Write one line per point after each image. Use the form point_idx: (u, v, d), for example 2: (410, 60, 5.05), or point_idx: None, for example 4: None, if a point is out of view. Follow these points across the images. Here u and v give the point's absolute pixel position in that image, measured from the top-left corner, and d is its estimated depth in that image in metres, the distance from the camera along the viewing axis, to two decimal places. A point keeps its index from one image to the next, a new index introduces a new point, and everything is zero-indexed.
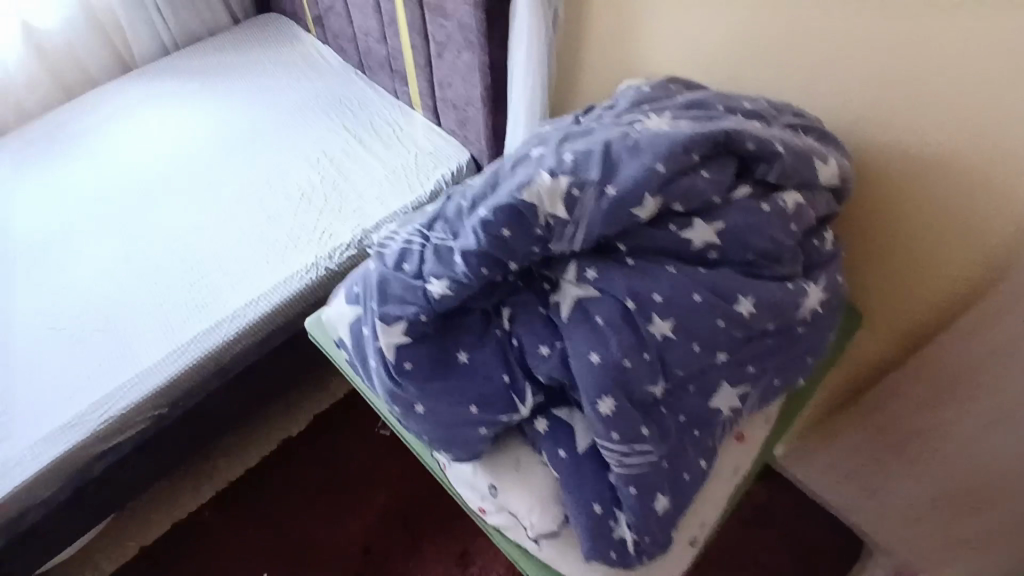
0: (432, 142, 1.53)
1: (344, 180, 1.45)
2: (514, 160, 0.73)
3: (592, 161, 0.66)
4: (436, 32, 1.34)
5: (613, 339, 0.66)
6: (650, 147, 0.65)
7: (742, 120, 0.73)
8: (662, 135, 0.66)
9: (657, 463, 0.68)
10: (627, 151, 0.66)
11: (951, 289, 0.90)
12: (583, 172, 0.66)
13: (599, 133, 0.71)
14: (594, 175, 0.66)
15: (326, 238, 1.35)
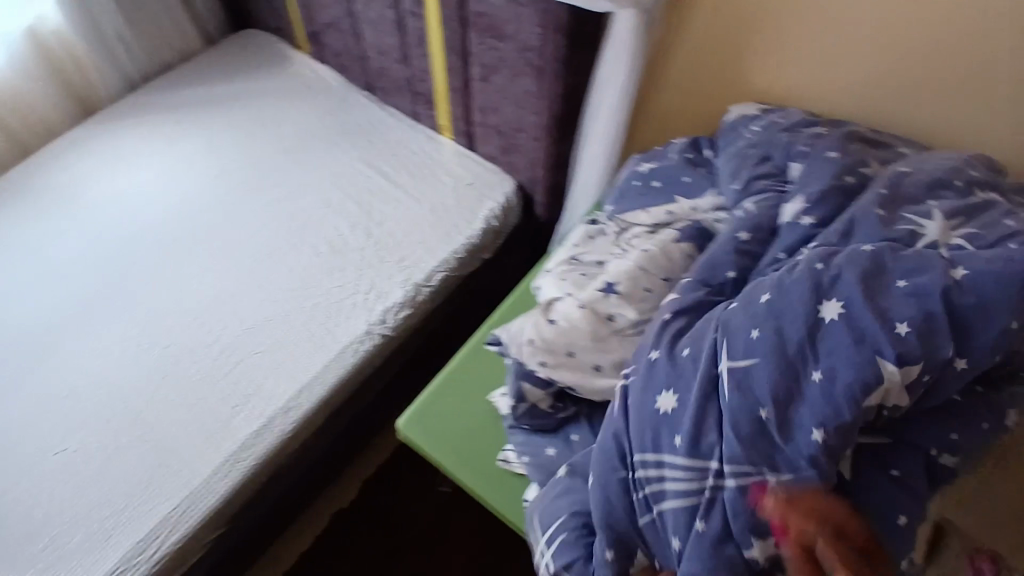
0: (469, 171, 1.34)
1: (376, 227, 1.28)
2: (803, 321, 0.64)
3: (943, 335, 0.61)
4: (483, 55, 1.16)
5: (918, 490, 0.65)
6: (997, 304, 0.61)
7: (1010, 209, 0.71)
8: (997, 275, 0.62)
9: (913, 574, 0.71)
10: (961, 309, 0.62)
11: None
12: (928, 340, 0.61)
13: (898, 268, 0.65)
14: (944, 345, 0.61)
15: (375, 298, 1.21)
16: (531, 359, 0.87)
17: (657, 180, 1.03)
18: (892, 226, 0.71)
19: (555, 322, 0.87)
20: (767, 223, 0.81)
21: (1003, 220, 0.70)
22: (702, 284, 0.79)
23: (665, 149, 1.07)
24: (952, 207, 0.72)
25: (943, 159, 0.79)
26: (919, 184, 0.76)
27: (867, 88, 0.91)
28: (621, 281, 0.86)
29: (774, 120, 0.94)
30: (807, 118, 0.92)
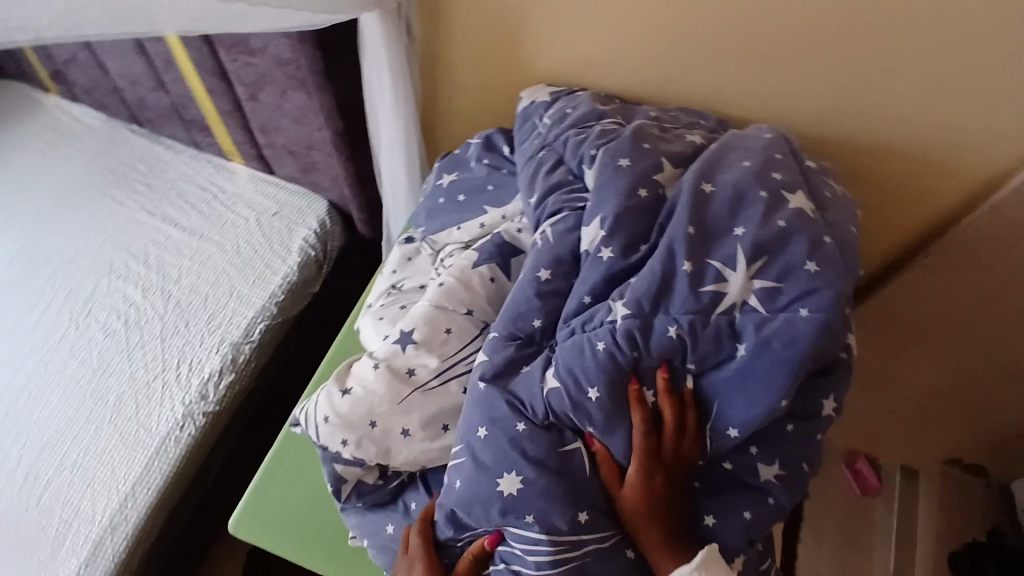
0: (271, 199, 1.19)
1: (176, 286, 1.12)
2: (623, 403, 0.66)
3: (740, 413, 0.64)
4: (240, 73, 0.99)
5: (754, 496, 0.69)
6: (782, 367, 0.62)
7: (798, 219, 0.67)
8: (788, 346, 0.62)
9: (766, 553, 0.76)
10: (747, 391, 0.63)
11: (955, 194, 0.88)
12: (721, 419, 0.65)
13: (697, 349, 0.64)
14: (733, 425, 0.65)
15: (189, 371, 1.06)
16: (332, 441, 0.72)
17: (462, 194, 0.92)
18: (699, 287, 0.65)
19: (349, 391, 0.73)
20: (566, 255, 0.73)
21: (805, 263, 0.64)
22: (509, 337, 0.72)
23: (464, 153, 0.96)
24: (756, 239, 0.66)
25: (751, 158, 0.72)
26: (722, 210, 0.68)
27: (643, 54, 0.85)
28: (418, 327, 0.75)
29: (563, 112, 0.84)
30: (594, 109, 0.83)
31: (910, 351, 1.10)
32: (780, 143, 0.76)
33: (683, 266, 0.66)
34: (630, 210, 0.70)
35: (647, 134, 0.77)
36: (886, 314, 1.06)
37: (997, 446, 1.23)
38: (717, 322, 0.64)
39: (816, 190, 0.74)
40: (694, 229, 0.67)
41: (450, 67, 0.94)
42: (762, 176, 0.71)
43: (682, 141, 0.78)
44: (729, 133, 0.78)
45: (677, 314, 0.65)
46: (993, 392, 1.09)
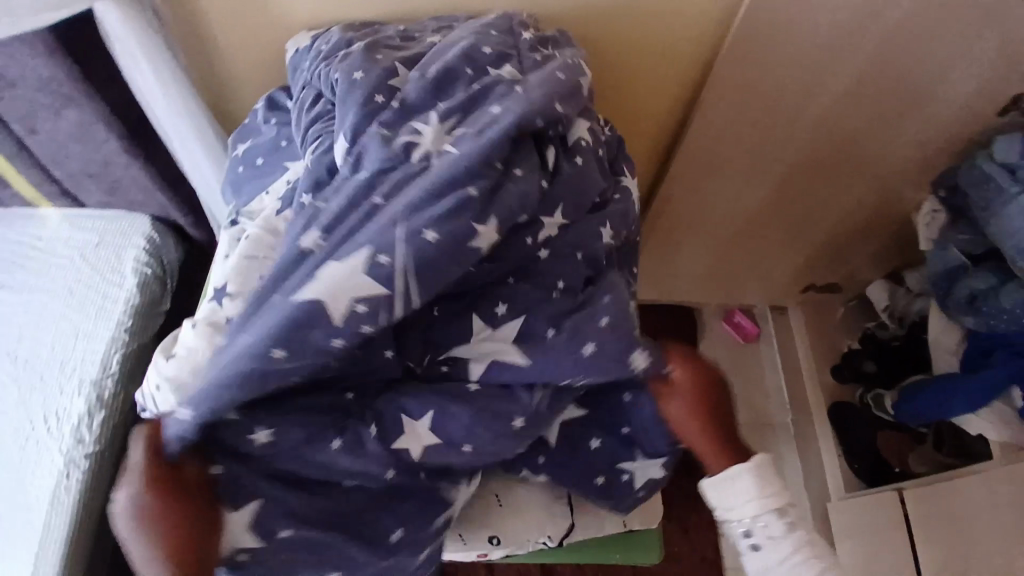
0: (90, 230, 1.15)
1: (18, 347, 1.08)
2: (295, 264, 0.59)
3: (435, 213, 0.59)
4: (6, 108, 0.96)
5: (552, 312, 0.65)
6: (467, 172, 0.61)
7: (508, 82, 0.72)
8: (460, 156, 0.62)
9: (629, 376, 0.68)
10: (437, 194, 0.60)
11: (703, 29, 0.96)
12: (388, 242, 0.57)
13: (384, 186, 0.63)
14: (385, 252, 0.57)
15: (59, 422, 1.04)
16: (169, 406, 0.70)
17: (260, 158, 0.90)
18: (389, 144, 0.66)
19: (174, 355, 0.72)
20: (325, 175, 0.71)
21: (491, 109, 0.68)
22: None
23: (253, 120, 0.95)
24: (455, 105, 0.69)
25: (464, 36, 0.77)
26: (427, 86, 0.71)
27: None
28: (231, 280, 0.76)
29: (320, 50, 0.84)
30: (344, 38, 0.83)
31: (719, 191, 1.19)
32: (500, 22, 0.81)
33: (378, 130, 0.67)
34: (360, 100, 0.70)
35: (384, 45, 0.79)
36: (688, 161, 1.13)
37: (833, 256, 1.33)
38: (412, 166, 0.64)
39: (523, 57, 0.77)
40: (394, 105, 0.70)
41: (213, 48, 0.95)
42: (474, 54, 0.74)
43: (420, 44, 0.80)
44: (457, 27, 0.82)
45: (368, 165, 0.65)
46: (805, 200, 1.20)
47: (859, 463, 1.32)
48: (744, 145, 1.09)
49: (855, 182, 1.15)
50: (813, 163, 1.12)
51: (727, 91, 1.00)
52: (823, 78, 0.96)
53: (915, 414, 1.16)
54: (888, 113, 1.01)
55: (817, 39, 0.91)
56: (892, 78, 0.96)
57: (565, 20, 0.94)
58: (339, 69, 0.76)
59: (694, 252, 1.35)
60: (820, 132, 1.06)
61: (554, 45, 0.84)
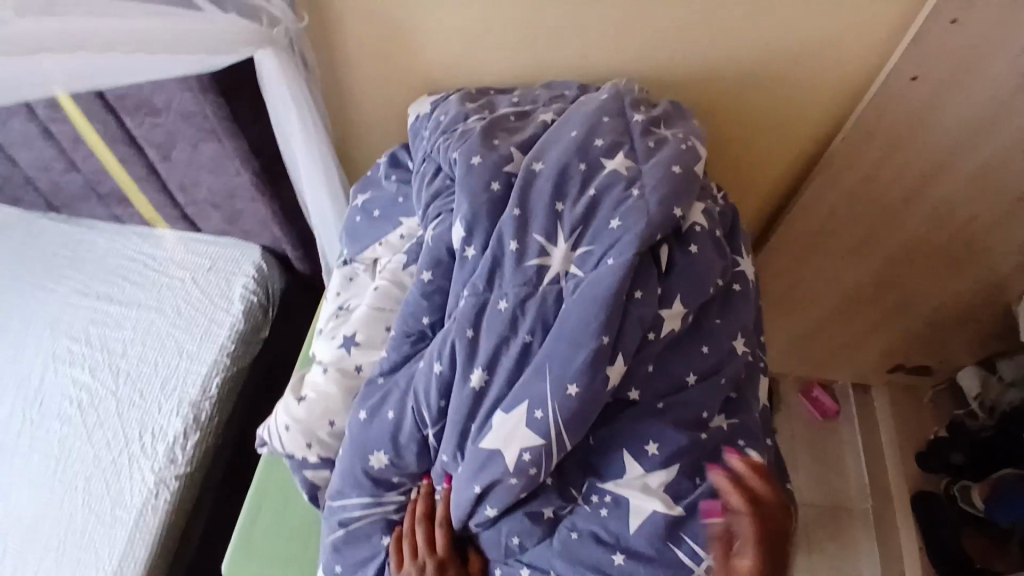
0: (203, 255, 1.21)
1: (125, 358, 1.13)
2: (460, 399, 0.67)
3: (576, 367, 0.63)
4: (149, 135, 1.02)
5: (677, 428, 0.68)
6: (594, 312, 0.63)
7: (624, 176, 0.72)
8: (589, 296, 0.64)
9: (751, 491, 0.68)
10: (571, 340, 0.63)
11: (832, 100, 0.96)
12: (540, 397, 0.63)
13: (527, 319, 0.67)
14: (538, 407, 0.63)
15: (154, 439, 1.06)
16: (297, 447, 0.79)
17: (376, 209, 0.92)
18: (522, 262, 0.69)
19: (304, 397, 0.80)
20: (444, 254, 0.75)
21: (609, 223, 0.69)
22: (406, 336, 0.75)
23: (376, 174, 0.97)
24: (574, 213, 0.70)
25: (578, 127, 0.76)
26: (549, 187, 0.71)
27: (516, 54, 0.93)
28: (360, 329, 0.81)
29: (439, 121, 0.86)
30: (462, 110, 0.85)
31: (821, 262, 1.18)
32: (610, 104, 0.79)
33: (510, 246, 0.69)
34: (487, 205, 0.72)
35: (501, 122, 0.81)
36: (798, 229, 1.12)
37: (927, 339, 1.30)
38: (544, 291, 0.68)
39: (635, 144, 0.75)
40: (512, 207, 0.71)
41: (349, 97, 1.01)
42: (587, 147, 0.74)
43: (533, 124, 0.80)
44: (571, 104, 0.82)
45: (507, 288, 0.68)
46: (910, 281, 1.18)
47: (942, 555, 1.27)
48: (857, 220, 1.08)
49: (964, 269, 1.13)
50: (922, 251, 1.11)
51: (848, 165, 0.99)
52: (951, 162, 0.96)
53: (1010, 512, 1.12)
54: (1008, 206, 1.00)
55: (951, 124, 0.91)
56: (1015, 172, 0.95)
57: (686, 95, 0.97)
58: (458, 150, 0.77)
59: (784, 320, 1.33)
60: (933, 221, 1.05)
61: (678, 121, 0.83)
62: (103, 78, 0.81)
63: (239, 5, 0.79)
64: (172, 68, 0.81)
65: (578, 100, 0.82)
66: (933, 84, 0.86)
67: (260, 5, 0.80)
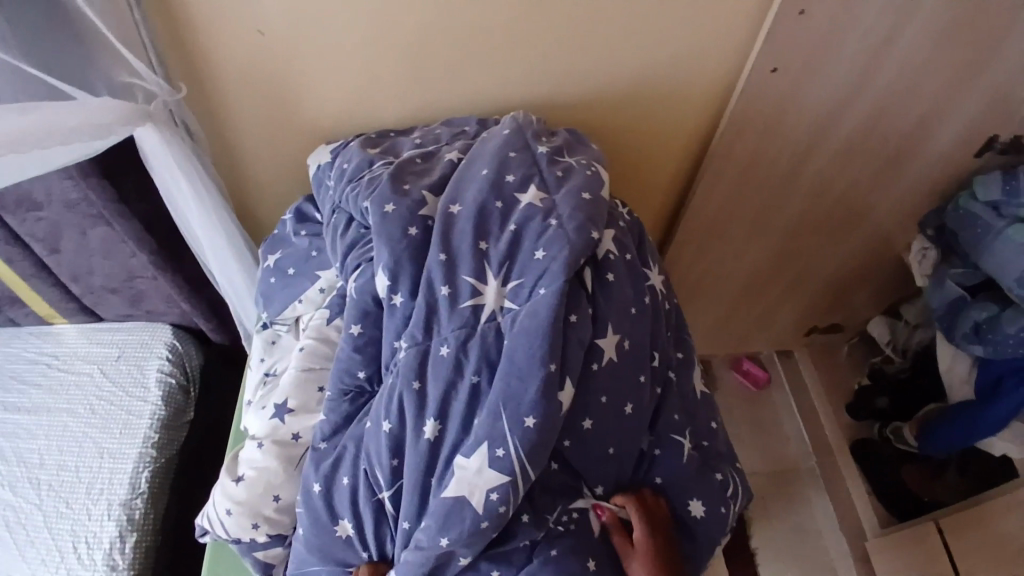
0: (109, 344, 1.15)
1: (40, 470, 1.05)
2: (415, 448, 0.66)
3: (529, 400, 0.63)
4: (29, 231, 0.96)
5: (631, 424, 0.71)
6: (538, 338, 0.65)
7: (540, 205, 0.73)
8: (529, 324, 0.66)
9: (715, 478, 0.78)
10: (520, 373, 0.64)
11: (710, 96, 1.01)
12: (499, 435, 0.63)
13: (471, 359, 0.67)
14: (499, 445, 0.63)
15: (89, 549, 0.99)
16: (243, 530, 0.75)
17: (290, 267, 0.90)
18: (457, 305, 0.69)
19: (242, 477, 0.75)
20: (370, 304, 0.74)
21: (534, 254, 0.70)
22: (344, 393, 0.74)
23: (282, 231, 0.95)
24: (500, 248, 0.71)
25: (488, 164, 0.77)
26: (470, 226, 0.72)
27: (403, 96, 0.93)
28: (291, 396, 0.78)
29: (342, 169, 0.85)
30: (365, 156, 0.84)
31: (726, 248, 1.23)
32: (514, 139, 0.81)
33: (442, 291, 0.69)
34: (408, 250, 0.72)
35: (408, 166, 0.80)
36: (700, 221, 1.17)
37: (832, 300, 1.39)
38: (483, 330, 0.68)
39: (545, 175, 0.77)
40: (440, 250, 0.71)
41: (241, 162, 0.98)
42: (499, 184, 0.75)
43: (441, 164, 0.81)
44: (475, 144, 0.83)
45: (447, 334, 0.68)
46: (807, 250, 1.25)
47: (889, 497, 1.34)
48: (751, 205, 1.14)
49: (852, 231, 1.21)
50: (812, 221, 1.18)
51: (735, 155, 1.05)
52: (823, 138, 1.03)
53: (939, 445, 1.20)
54: (877, 168, 1.09)
55: (816, 105, 0.97)
56: (877, 136, 1.03)
57: (574, 112, 1.00)
58: (369, 198, 0.76)
59: (702, 306, 1.38)
60: (816, 193, 1.13)
61: (579, 149, 0.87)
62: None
63: (110, 86, 0.77)
64: (42, 165, 0.75)
65: (480, 138, 0.84)
66: (796, 70, 0.92)
67: (132, 82, 0.78)
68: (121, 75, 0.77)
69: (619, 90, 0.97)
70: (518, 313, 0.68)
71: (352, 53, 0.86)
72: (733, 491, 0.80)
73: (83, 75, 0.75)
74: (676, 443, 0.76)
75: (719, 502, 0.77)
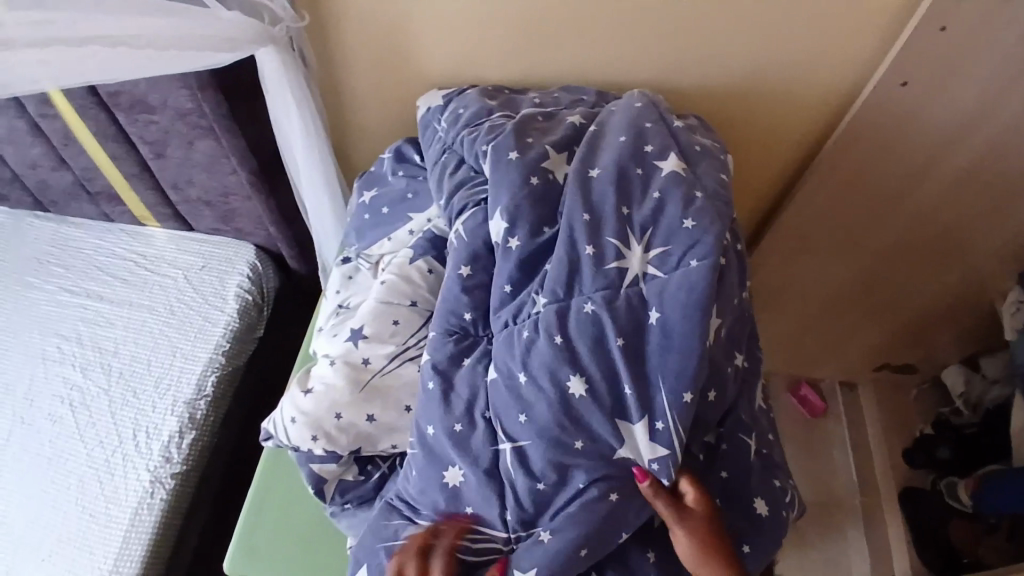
0: (196, 254, 1.20)
1: (118, 358, 1.11)
2: (552, 400, 0.64)
3: (687, 374, 0.63)
4: (143, 133, 1.01)
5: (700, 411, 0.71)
6: (695, 307, 0.64)
7: (680, 175, 0.72)
8: (684, 296, 0.65)
9: (773, 483, 0.77)
10: (676, 348, 0.64)
11: (827, 103, 0.98)
12: (658, 408, 0.64)
13: (616, 321, 0.65)
14: (659, 418, 0.64)
15: (148, 438, 1.05)
16: (303, 440, 0.77)
17: (385, 207, 0.93)
18: (603, 266, 0.68)
19: (311, 390, 0.78)
20: (481, 250, 0.75)
21: (682, 221, 0.68)
22: (448, 333, 0.74)
23: (379, 169, 0.98)
24: (639, 215, 0.70)
25: (625, 133, 0.76)
26: (612, 189, 0.71)
27: (518, 57, 0.94)
28: (367, 324, 0.80)
29: (457, 114, 0.87)
30: (484, 106, 0.85)
31: (810, 262, 1.20)
32: (648, 111, 0.80)
33: (585, 250, 0.68)
34: (529, 198, 0.72)
35: (532, 121, 0.81)
36: (790, 230, 1.14)
37: (913, 338, 1.33)
38: (626, 295, 0.66)
39: (683, 147, 0.77)
40: (582, 211, 0.70)
41: (350, 98, 1.01)
42: (637, 152, 0.75)
43: (564, 125, 0.81)
44: (604, 111, 0.82)
45: (589, 293, 0.67)
46: (897, 280, 1.20)
47: (932, 551, 1.29)
48: (847, 223, 1.11)
49: (949, 269, 1.16)
50: (908, 252, 1.14)
51: (840, 168, 1.02)
52: (937, 166, 0.99)
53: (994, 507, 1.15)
54: (991, 207, 1.03)
55: (937, 130, 0.93)
56: (996, 175, 0.98)
57: (684, 99, 0.98)
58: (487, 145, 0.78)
59: (772, 319, 1.35)
60: (919, 223, 1.08)
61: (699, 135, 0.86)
62: (86, 74, 0.80)
63: (241, 4, 0.80)
64: (168, 67, 0.80)
65: (607, 107, 0.83)
66: (924, 89, 0.89)
67: (262, 5, 0.81)
68: None
69: (734, 83, 0.95)
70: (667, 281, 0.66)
71: (476, 5, 0.87)
72: (791, 499, 0.79)
73: None
74: (742, 441, 0.75)
75: (779, 506, 0.76)
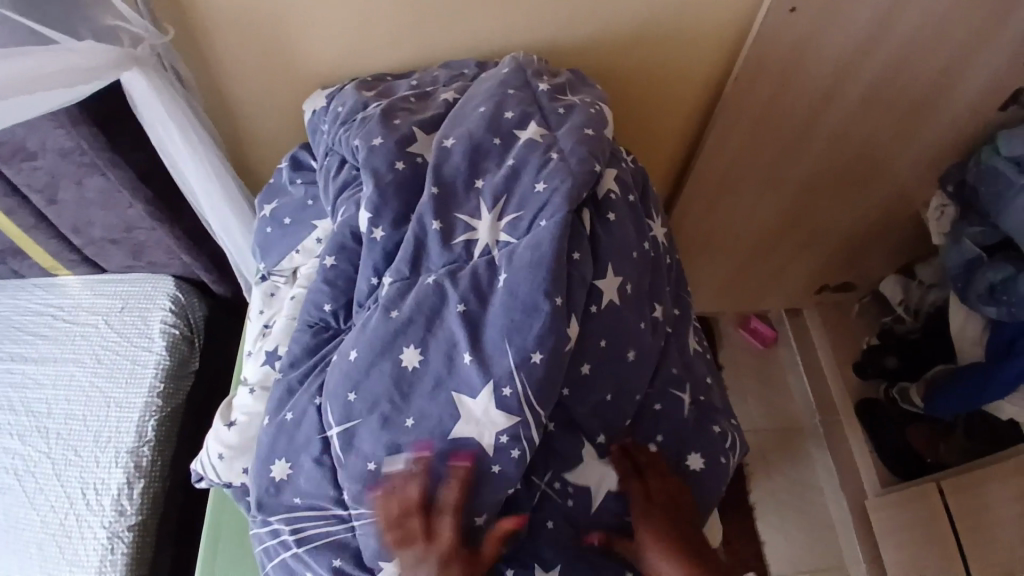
0: (114, 295, 1.15)
1: (51, 417, 1.06)
2: (389, 381, 0.63)
3: (546, 330, 0.61)
4: (27, 180, 0.95)
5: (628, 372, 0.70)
6: (541, 268, 0.63)
7: (538, 142, 0.72)
8: (530, 254, 0.64)
9: (714, 429, 0.77)
10: (524, 308, 0.62)
11: (722, 41, 0.97)
12: (503, 372, 0.61)
13: (458, 289, 0.65)
14: (506, 384, 0.60)
15: (97, 494, 1.01)
16: (233, 474, 0.75)
17: (288, 217, 0.88)
18: (450, 240, 0.68)
19: (235, 422, 0.76)
20: (348, 239, 0.74)
21: (534, 186, 0.69)
22: (310, 326, 0.74)
23: (278, 180, 0.94)
24: (494, 185, 0.70)
25: (484, 102, 0.76)
26: (463, 162, 0.71)
27: (402, 42, 0.90)
28: (281, 344, 0.78)
29: (337, 112, 0.83)
30: (360, 98, 0.82)
31: (734, 203, 1.20)
32: (513, 77, 0.79)
33: (432, 227, 0.68)
34: (393, 186, 0.71)
35: (401, 104, 0.79)
36: (710, 173, 1.14)
37: (848, 257, 1.35)
38: (474, 264, 0.67)
39: (545, 112, 0.77)
40: (433, 185, 0.70)
41: (237, 109, 0.96)
42: (497, 121, 0.74)
43: (435, 105, 0.79)
44: (475, 80, 0.81)
45: (435, 269, 0.67)
46: (821, 206, 1.21)
47: (891, 457, 1.33)
48: (762, 158, 1.11)
49: (870, 187, 1.17)
50: (827, 176, 1.15)
51: (744, 105, 1.01)
52: (838, 88, 0.99)
53: (943, 407, 1.18)
54: (897, 121, 1.04)
55: (833, 53, 0.93)
56: (898, 89, 0.99)
57: (581, 58, 0.96)
58: (359, 136, 0.75)
59: (710, 262, 1.36)
60: (832, 147, 1.09)
61: (583, 91, 0.84)
62: None
63: (95, 29, 0.74)
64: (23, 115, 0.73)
65: (479, 77, 0.82)
66: (814, 15, 0.88)
67: (117, 25, 0.76)
68: (106, 19, 0.75)
69: (626, 34, 0.93)
70: (518, 249, 0.66)
71: None
72: (733, 441, 0.80)
73: (70, 22, 0.72)
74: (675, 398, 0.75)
75: (719, 454, 0.76)
